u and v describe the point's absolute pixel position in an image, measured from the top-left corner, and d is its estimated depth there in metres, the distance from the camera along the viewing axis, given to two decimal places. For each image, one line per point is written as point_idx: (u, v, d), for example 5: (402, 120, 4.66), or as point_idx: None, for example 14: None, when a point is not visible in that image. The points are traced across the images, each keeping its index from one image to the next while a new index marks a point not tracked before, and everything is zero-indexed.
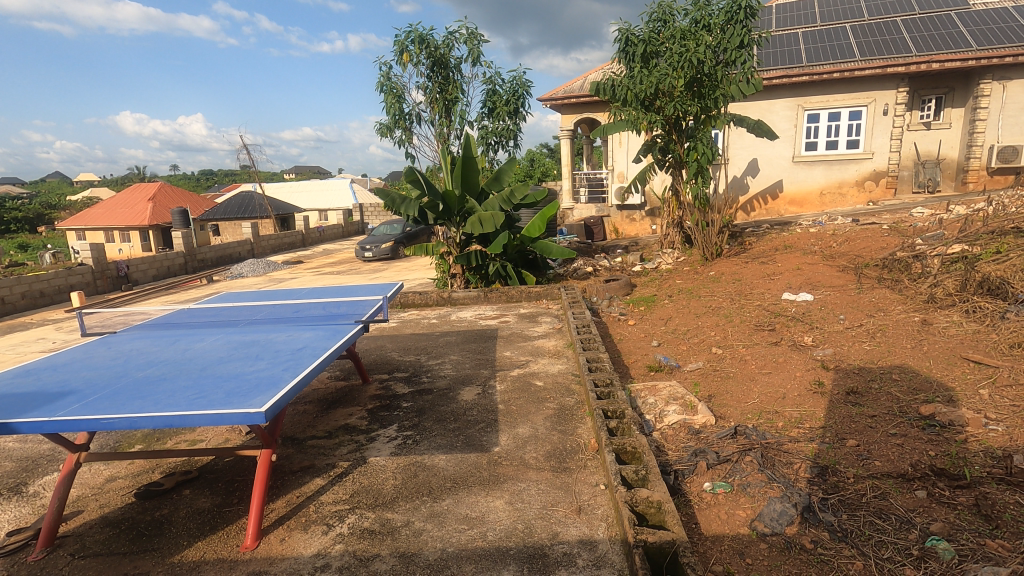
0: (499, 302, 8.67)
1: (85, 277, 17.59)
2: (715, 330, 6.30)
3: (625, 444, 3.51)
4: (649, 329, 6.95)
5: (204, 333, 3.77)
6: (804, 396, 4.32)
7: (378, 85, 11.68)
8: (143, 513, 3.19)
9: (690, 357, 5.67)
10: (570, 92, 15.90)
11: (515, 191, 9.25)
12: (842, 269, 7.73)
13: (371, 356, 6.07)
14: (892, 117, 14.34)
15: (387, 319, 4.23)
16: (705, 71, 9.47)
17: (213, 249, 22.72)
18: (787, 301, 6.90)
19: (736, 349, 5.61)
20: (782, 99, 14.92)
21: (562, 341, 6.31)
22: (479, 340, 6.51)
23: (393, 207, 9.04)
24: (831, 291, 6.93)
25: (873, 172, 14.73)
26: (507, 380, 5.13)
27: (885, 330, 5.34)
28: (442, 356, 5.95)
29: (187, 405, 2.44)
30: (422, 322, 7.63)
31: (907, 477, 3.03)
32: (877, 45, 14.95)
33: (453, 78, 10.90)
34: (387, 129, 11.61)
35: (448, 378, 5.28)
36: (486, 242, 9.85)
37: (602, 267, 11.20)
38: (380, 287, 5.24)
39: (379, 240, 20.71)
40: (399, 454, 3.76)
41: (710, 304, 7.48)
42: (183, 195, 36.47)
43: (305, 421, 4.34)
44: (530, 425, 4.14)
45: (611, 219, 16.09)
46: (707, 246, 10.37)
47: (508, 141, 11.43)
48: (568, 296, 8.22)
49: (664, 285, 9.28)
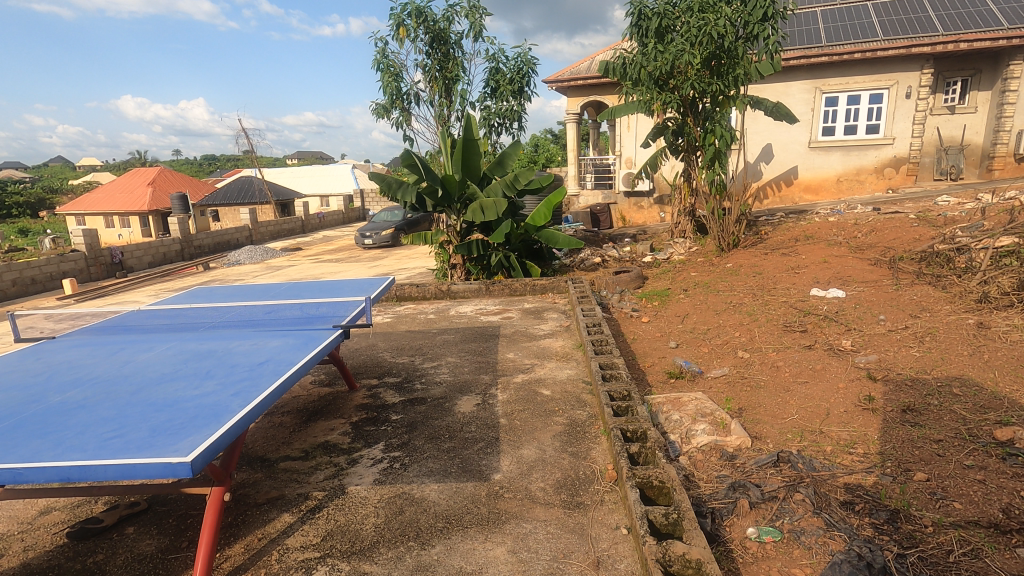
0: (502, 296, 8.10)
1: (77, 264, 17.09)
2: (740, 330, 5.73)
3: (651, 478, 2.95)
4: (664, 327, 6.38)
5: (155, 340, 3.19)
6: (851, 413, 3.75)
7: (374, 62, 10.98)
8: (73, 559, 2.66)
9: (713, 362, 5.11)
10: (577, 74, 15.18)
11: (518, 176, 8.59)
12: (873, 262, 7.12)
13: (360, 357, 5.51)
14: (915, 100, 13.57)
15: (370, 322, 3.64)
16: (724, 47, 8.76)
17: (210, 236, 22.14)
18: (816, 297, 6.32)
19: (765, 352, 5.04)
20: (799, 81, 14.19)
21: (570, 341, 5.74)
22: (478, 340, 5.94)
23: (389, 192, 8.44)
24: (865, 286, 6.34)
25: (893, 158, 14.05)
26: (509, 388, 4.57)
27: (936, 333, 4.74)
28: (438, 358, 5.40)
29: (96, 448, 1.87)
30: (418, 317, 7.07)
31: (1002, 528, 2.48)
32: (901, 23, 14.15)
33: (454, 55, 10.22)
34: (383, 110, 10.95)
35: (444, 385, 4.73)
36: (489, 231, 9.26)
37: (611, 258, 10.59)
38: (366, 285, 4.63)
39: (378, 227, 20.09)
40: (383, 483, 3.22)
41: (730, 300, 6.90)
42: (182, 179, 35.89)
43: (278, 438, 3.81)
44: (536, 446, 3.60)
45: (618, 206, 15.48)
46: (723, 235, 9.68)
47: (512, 123, 10.79)
48: (576, 289, 7.63)
49: (678, 277, 8.69)
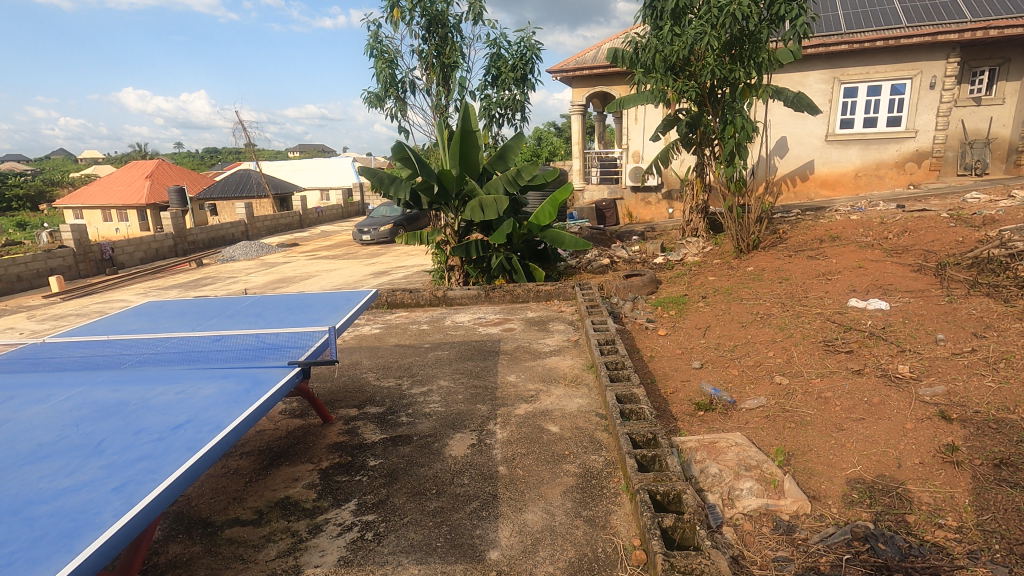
0: (503, 303, 7.40)
1: (65, 261, 16.44)
2: (774, 348, 5.04)
3: (695, 573, 2.26)
4: (685, 342, 5.70)
5: (56, 384, 2.50)
6: (929, 467, 3.06)
7: (367, 48, 10.23)
8: None
9: (746, 388, 4.42)
10: (582, 63, 14.41)
11: (521, 171, 7.89)
12: (916, 269, 6.41)
13: (340, 380, 4.82)
14: (939, 91, 12.79)
15: (334, 357, 2.90)
16: (747, 30, 7.94)
17: (204, 231, 21.45)
18: (856, 310, 5.60)
19: (808, 379, 4.33)
20: (816, 71, 13.41)
21: (579, 360, 5.05)
22: (475, 358, 5.25)
23: (381, 188, 7.77)
24: (910, 297, 5.64)
25: (915, 152, 13.25)
26: (510, 424, 3.88)
27: (1012, 360, 4.04)
28: (429, 381, 4.71)
29: None
30: (410, 328, 6.38)
31: None
32: (925, 9, 13.34)
33: (452, 39, 9.47)
34: (377, 99, 10.21)
35: (433, 417, 4.04)
36: (489, 230, 8.54)
37: (620, 260, 9.89)
38: (340, 304, 3.91)
39: (376, 223, 19.36)
40: (350, 565, 2.55)
41: (757, 310, 6.21)
42: (181, 171, 35.24)
43: (231, 493, 3.15)
44: (543, 507, 2.92)
45: (625, 202, 14.73)
46: (742, 236, 8.90)
47: (514, 113, 10.05)
48: (585, 297, 6.94)
49: (695, 282, 8.01)
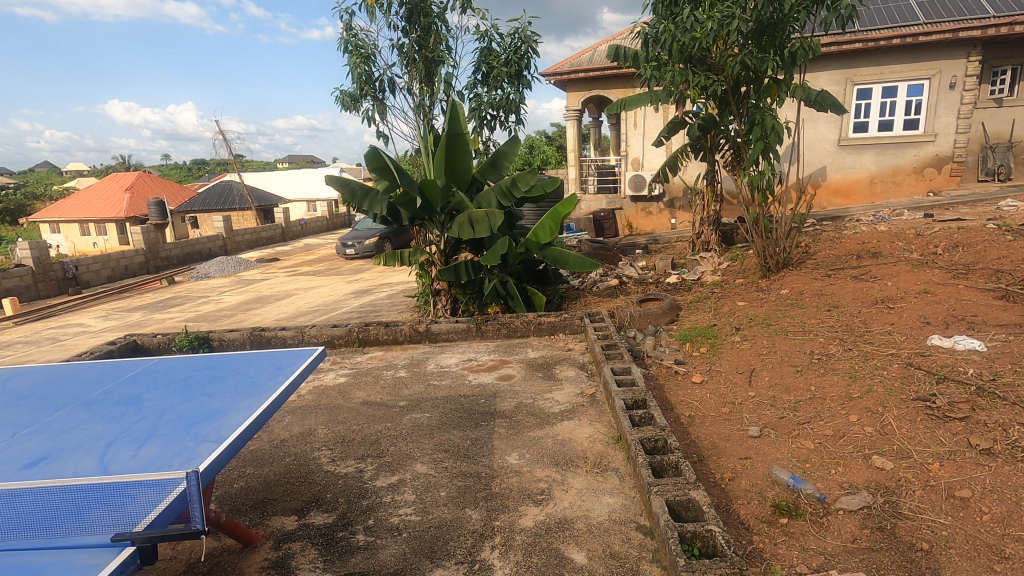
0: (499, 338, 6.19)
1: (22, 281, 14.99)
2: (850, 409, 3.85)
3: None
4: (726, 394, 4.52)
5: None
6: None
7: (340, 42, 9.03)
8: None
9: (834, 474, 3.22)
10: (577, 65, 13.34)
11: (517, 181, 6.72)
12: (998, 296, 5.26)
13: (282, 465, 3.57)
14: (960, 92, 11.79)
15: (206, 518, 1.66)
16: (780, 13, 6.80)
17: (179, 246, 20.03)
18: (941, 351, 4.45)
19: (921, 463, 3.14)
20: (828, 72, 12.39)
21: (601, 428, 3.84)
22: (464, 424, 4.02)
23: (354, 203, 6.56)
24: (1005, 337, 4.49)
25: (935, 157, 12.22)
26: (516, 549, 2.65)
27: None
28: (400, 467, 3.46)
29: None
30: (384, 375, 5.15)
31: None
32: (941, 6, 12.36)
33: (436, 29, 8.29)
34: (352, 100, 9.02)
35: (402, 536, 2.80)
36: (480, 248, 7.33)
37: (629, 280, 8.74)
38: (261, 381, 2.62)
39: (361, 235, 18.06)
40: None
41: (808, 349, 5.04)
42: (163, 183, 33.85)
43: None
44: None
45: (624, 212, 13.64)
46: (771, 252, 7.65)
47: (508, 114, 8.89)
48: (596, 331, 5.76)
49: (722, 308, 6.86)
